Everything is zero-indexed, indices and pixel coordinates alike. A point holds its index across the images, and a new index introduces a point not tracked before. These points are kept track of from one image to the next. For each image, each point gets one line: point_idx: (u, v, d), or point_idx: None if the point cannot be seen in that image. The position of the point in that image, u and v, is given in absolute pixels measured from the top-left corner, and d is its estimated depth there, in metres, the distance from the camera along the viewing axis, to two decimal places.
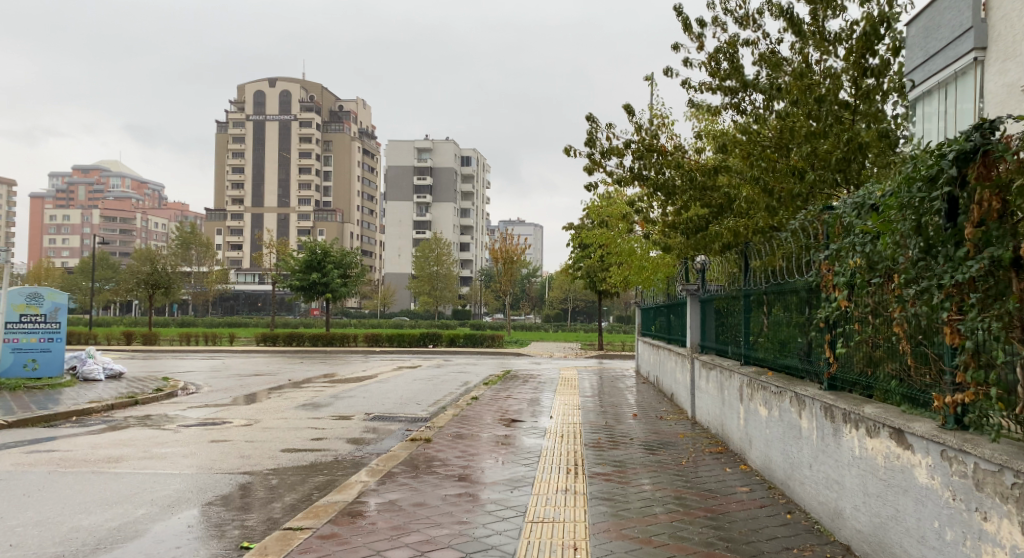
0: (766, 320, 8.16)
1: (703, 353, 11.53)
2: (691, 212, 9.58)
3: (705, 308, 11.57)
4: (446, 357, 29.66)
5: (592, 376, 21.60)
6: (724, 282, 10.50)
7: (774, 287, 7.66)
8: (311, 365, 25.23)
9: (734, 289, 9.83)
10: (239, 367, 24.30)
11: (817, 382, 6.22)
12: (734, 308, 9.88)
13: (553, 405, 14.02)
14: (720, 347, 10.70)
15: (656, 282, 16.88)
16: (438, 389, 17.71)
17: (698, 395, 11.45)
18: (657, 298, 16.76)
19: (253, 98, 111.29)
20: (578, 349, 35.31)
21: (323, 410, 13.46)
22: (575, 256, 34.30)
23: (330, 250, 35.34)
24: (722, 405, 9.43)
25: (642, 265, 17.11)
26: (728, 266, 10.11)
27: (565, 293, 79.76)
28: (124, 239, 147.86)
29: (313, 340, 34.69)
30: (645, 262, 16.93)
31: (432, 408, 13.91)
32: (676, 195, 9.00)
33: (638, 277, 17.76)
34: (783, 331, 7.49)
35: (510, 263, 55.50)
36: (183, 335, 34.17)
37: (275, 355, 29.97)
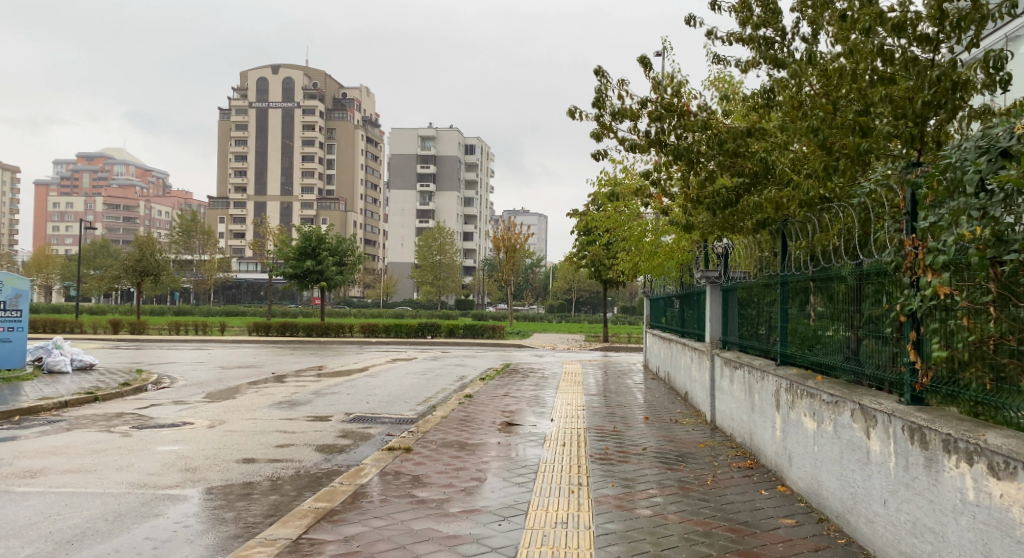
0: (810, 311, 6.83)
1: (724, 349, 10.18)
2: (720, 183, 7.97)
3: (727, 298, 10.21)
4: (445, 348, 28.38)
5: (598, 370, 20.28)
6: (753, 269, 9.16)
7: (824, 272, 6.33)
8: (301, 358, 23.94)
9: (766, 275, 8.47)
10: (224, 359, 23.01)
11: (893, 392, 4.86)
12: (765, 298, 8.52)
13: (555, 404, 12.68)
14: (745, 342, 9.36)
15: (669, 269, 15.56)
16: (430, 386, 16.40)
17: (719, 396, 10.10)
18: (670, 287, 15.40)
19: (255, 84, 109.73)
20: (582, 341, 34.01)
21: (300, 410, 12.15)
22: (580, 244, 32.93)
23: (325, 236, 33.97)
24: (752, 411, 8.08)
25: (654, 251, 15.78)
26: (758, 250, 8.77)
27: (570, 283, 78.45)
28: (126, 227, 146.84)
29: (308, 330, 33.43)
30: (656, 248, 15.60)
31: (421, 407, 12.60)
32: (702, 163, 7.62)
33: (648, 263, 16.39)
34: (836, 325, 6.17)
35: (513, 251, 54.11)
36: (172, 323, 32.88)
37: (267, 346, 28.72)
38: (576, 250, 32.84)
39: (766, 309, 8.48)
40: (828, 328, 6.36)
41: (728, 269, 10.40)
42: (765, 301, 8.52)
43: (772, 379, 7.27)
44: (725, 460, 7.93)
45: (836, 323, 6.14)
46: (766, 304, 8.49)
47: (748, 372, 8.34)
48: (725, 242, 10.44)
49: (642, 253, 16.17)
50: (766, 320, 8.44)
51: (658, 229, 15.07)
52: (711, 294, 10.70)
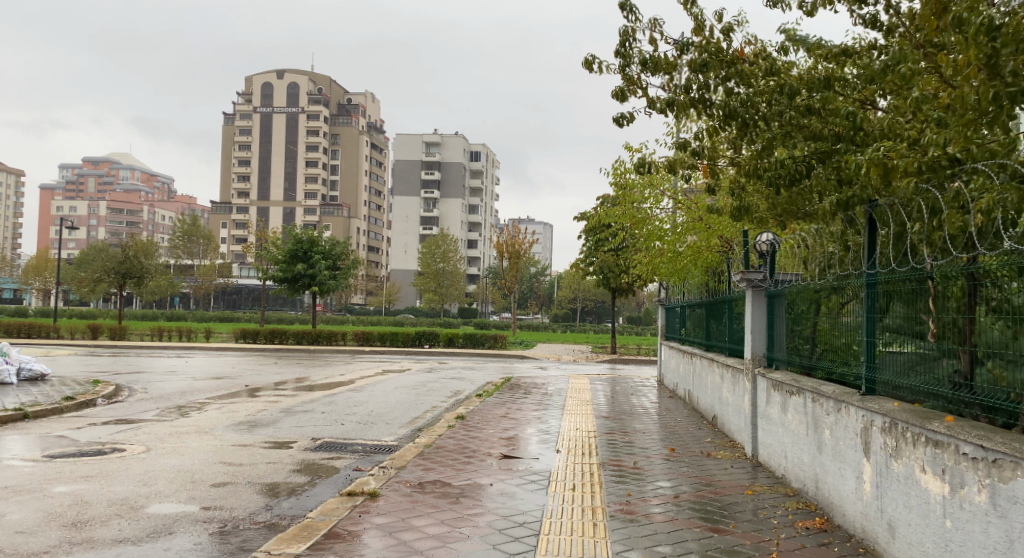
0: (905, 318, 5.10)
1: (770, 369, 8.37)
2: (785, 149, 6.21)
3: (775, 306, 8.41)
4: (442, 359, 26.52)
5: (607, 386, 18.48)
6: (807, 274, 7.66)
7: (941, 266, 4.63)
8: (286, 368, 22.15)
9: (833, 275, 6.70)
10: (201, 368, 21.20)
11: None
12: (829, 304, 6.76)
13: (559, 430, 10.84)
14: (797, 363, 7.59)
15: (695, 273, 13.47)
16: (419, 403, 14.54)
17: (763, 428, 8.25)
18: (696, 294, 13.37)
19: (259, 89, 108.27)
20: (589, 352, 32.09)
21: (259, 433, 10.29)
22: (587, 250, 31.04)
23: (318, 239, 32.21)
24: (819, 453, 6.26)
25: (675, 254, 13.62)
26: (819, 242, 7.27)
27: (575, 292, 76.66)
28: (129, 231, 145.67)
29: (298, 337, 31.66)
30: (678, 250, 13.45)
31: (404, 431, 10.77)
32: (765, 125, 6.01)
33: (666, 265, 14.35)
34: (946, 342, 4.60)
35: (517, 258, 52.33)
36: (155, 329, 31.08)
37: (252, 354, 26.93)
38: (583, 256, 30.95)
39: (822, 321, 6.96)
40: (921, 344, 4.90)
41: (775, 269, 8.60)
42: (822, 308, 6.99)
43: (857, 411, 5.41)
44: (785, 517, 6.05)
45: (945, 338, 4.61)
46: (823, 313, 6.96)
47: (812, 401, 6.49)
48: (770, 236, 8.59)
49: (662, 256, 14.09)
50: (826, 333, 6.90)
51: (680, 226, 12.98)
52: (750, 301, 8.85)
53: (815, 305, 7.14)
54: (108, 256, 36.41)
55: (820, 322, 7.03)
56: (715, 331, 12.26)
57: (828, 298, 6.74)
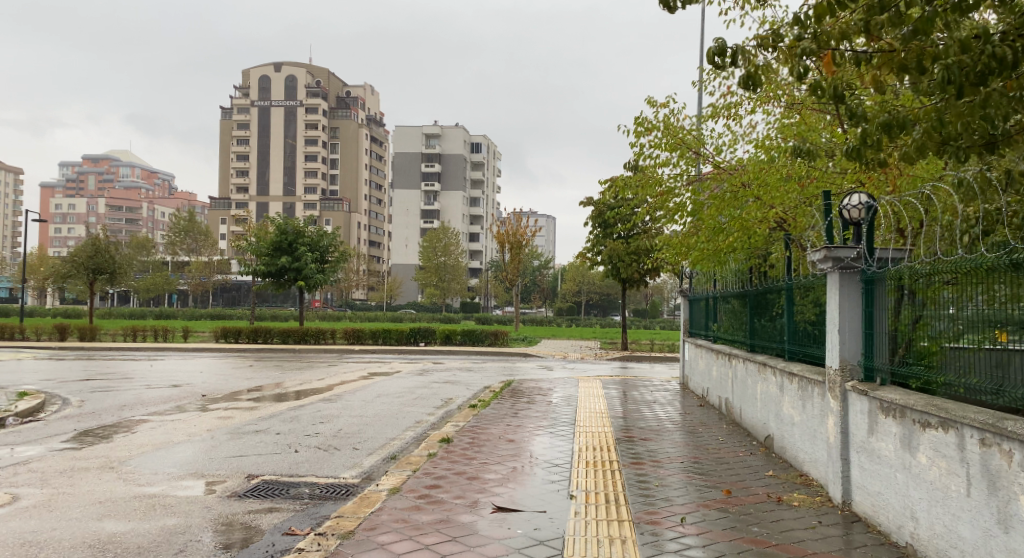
0: None
1: (864, 383, 6.14)
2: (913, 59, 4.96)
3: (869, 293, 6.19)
4: (437, 359, 24.14)
5: (621, 390, 16.05)
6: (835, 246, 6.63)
7: None
8: (262, 372, 19.76)
9: (941, 265, 5.14)
10: (163, 374, 18.80)
11: None
12: (935, 292, 5.26)
13: (574, 459, 8.49)
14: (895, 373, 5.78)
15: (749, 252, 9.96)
16: (402, 416, 12.18)
17: (862, 469, 5.89)
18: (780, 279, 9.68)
19: (257, 82, 105.78)
20: (597, 349, 29.69)
21: (181, 467, 7.88)
22: (593, 238, 28.55)
23: (303, 230, 29.80)
24: (1004, 534, 3.91)
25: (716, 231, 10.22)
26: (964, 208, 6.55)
27: (580, 284, 74.30)
28: (128, 229, 143.58)
29: (283, 336, 29.29)
30: (719, 227, 10.11)
31: (375, 463, 8.42)
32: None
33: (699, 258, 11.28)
34: None
35: (519, 248, 49.83)
36: (128, 329, 28.70)
37: (231, 355, 24.54)
38: (589, 245, 28.46)
39: (903, 317, 5.64)
40: None
41: (862, 239, 6.39)
42: (905, 299, 5.66)
43: None
44: None
45: None
46: (906, 304, 5.63)
47: (981, 446, 4.11)
48: (866, 196, 6.34)
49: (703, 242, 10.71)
50: (914, 328, 5.55)
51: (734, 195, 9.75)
52: (837, 287, 6.40)
53: (894, 292, 5.77)
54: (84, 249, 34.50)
55: (907, 316, 5.60)
56: (768, 328, 10.17)
57: (941, 282, 5.17)
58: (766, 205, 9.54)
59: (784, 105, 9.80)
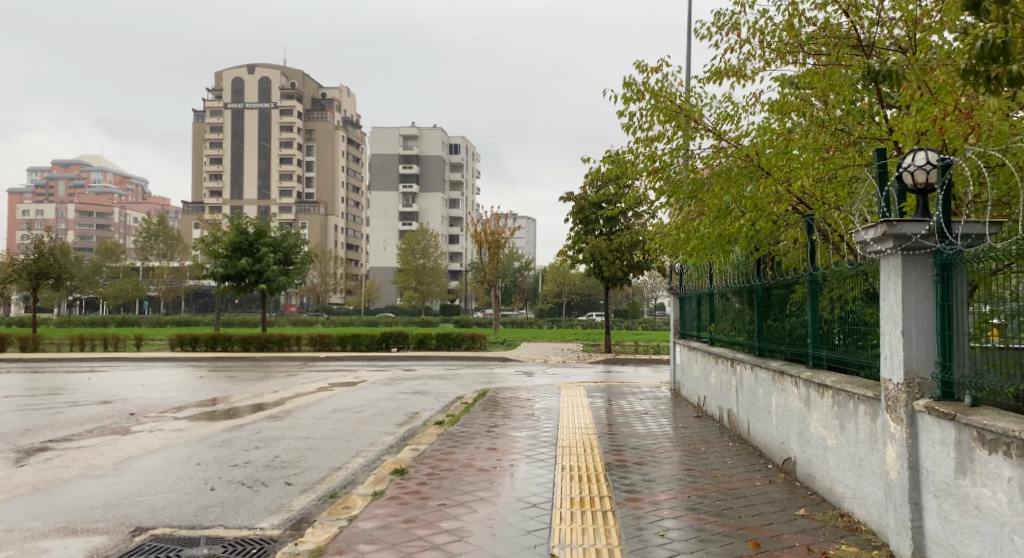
0: None
1: (936, 397, 4.65)
2: None
3: (937, 280, 4.73)
4: (408, 366, 22.40)
5: (608, 400, 14.45)
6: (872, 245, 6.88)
7: None
8: (210, 384, 17.92)
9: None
10: (99, 388, 16.90)
11: None
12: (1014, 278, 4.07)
13: (556, 496, 6.84)
14: (962, 385, 4.45)
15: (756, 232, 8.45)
16: (356, 436, 10.50)
17: (949, 518, 4.32)
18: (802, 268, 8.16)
19: (229, 83, 103.21)
20: (579, 351, 28.10)
21: (52, 516, 6.13)
22: (575, 235, 26.96)
23: (265, 229, 27.96)
24: None
25: (721, 212, 8.64)
26: None
27: (561, 286, 72.83)
28: (97, 234, 140.23)
29: (245, 343, 27.41)
30: (724, 207, 8.54)
31: (306, 504, 6.71)
32: None
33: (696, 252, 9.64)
34: None
35: (496, 247, 48.10)
36: (76, 337, 26.62)
37: (184, 365, 22.63)
38: (571, 242, 26.83)
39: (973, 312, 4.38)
40: None
41: (930, 210, 4.85)
42: (973, 289, 4.40)
43: None
44: None
45: None
46: (975, 296, 4.38)
47: None
48: (936, 154, 4.84)
49: (702, 227, 9.09)
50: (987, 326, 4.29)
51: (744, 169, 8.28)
52: (900, 274, 4.81)
53: (961, 282, 4.50)
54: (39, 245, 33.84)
55: (977, 311, 4.36)
56: (780, 328, 8.79)
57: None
58: (783, 181, 7.93)
59: (800, 65, 8.26)
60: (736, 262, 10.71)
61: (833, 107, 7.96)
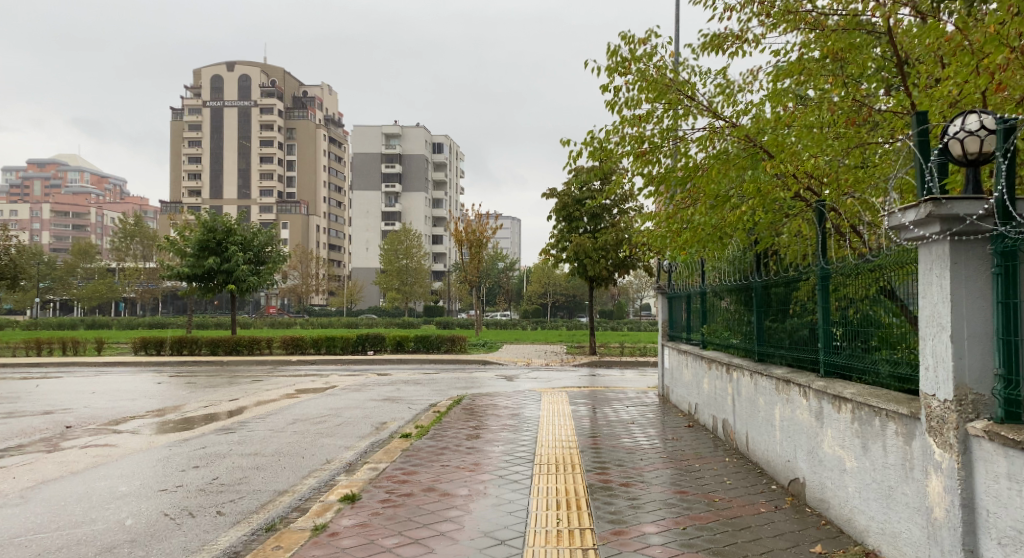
0: None
1: (1001, 417, 3.72)
2: None
3: (998, 273, 3.79)
4: (383, 370, 21.34)
5: (592, 406, 13.49)
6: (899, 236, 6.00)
7: None
8: (167, 391, 16.79)
9: None
10: (46, 397, 15.77)
11: None
12: None
13: (529, 527, 5.88)
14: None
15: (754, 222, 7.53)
16: (311, 451, 9.50)
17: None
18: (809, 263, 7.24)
19: (208, 82, 101.48)
20: (563, 354, 27.13)
21: None
22: (557, 233, 26.01)
23: (235, 227, 26.82)
24: None
25: (715, 200, 7.70)
26: None
27: (545, 287, 71.90)
28: (72, 235, 137.69)
29: (213, 347, 26.21)
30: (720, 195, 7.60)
31: (235, 539, 5.73)
32: None
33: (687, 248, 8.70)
34: None
35: (478, 246, 47.05)
36: (33, 341, 25.31)
37: (145, 370, 21.46)
38: (553, 241, 25.91)
39: None
40: None
41: (984, 188, 3.93)
42: None
43: None
44: None
45: None
46: None
47: None
48: (993, 118, 3.94)
49: (690, 218, 8.15)
50: None
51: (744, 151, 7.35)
52: (947, 266, 3.89)
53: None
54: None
55: None
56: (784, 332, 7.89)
57: None
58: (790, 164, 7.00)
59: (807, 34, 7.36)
60: (732, 259, 9.80)
61: (845, 81, 7.05)
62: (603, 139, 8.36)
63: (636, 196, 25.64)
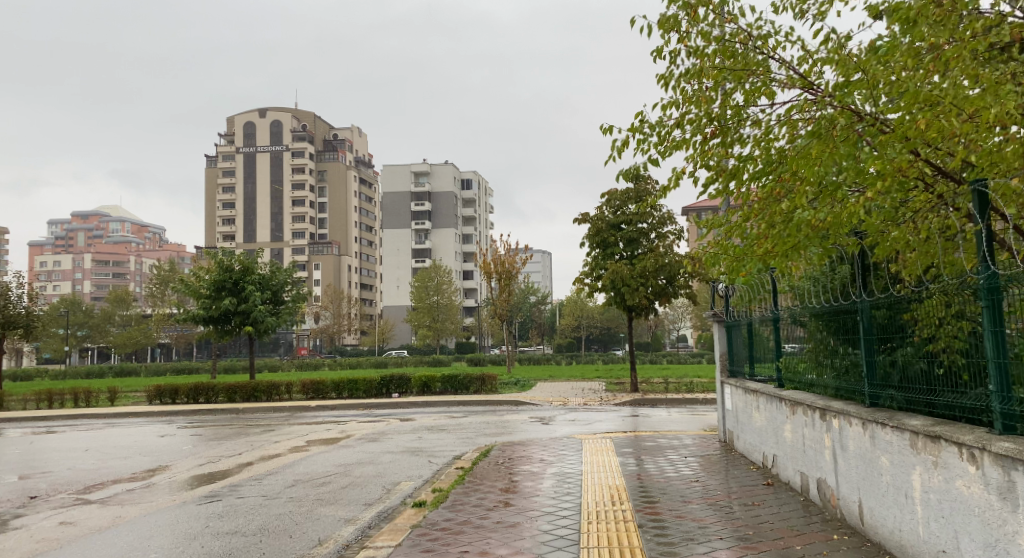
0: None
1: None
2: None
3: None
4: (408, 415, 19.57)
5: (642, 456, 11.51)
6: None
7: None
8: (167, 446, 15.12)
9: None
10: (34, 456, 14.23)
11: None
12: None
13: None
14: None
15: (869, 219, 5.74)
16: (304, 526, 7.69)
17: None
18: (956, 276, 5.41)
19: (240, 128, 102.27)
20: (602, 391, 25.07)
21: None
22: (591, 261, 24.20)
23: (252, 266, 25.48)
24: None
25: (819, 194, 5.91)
26: None
27: (579, 320, 69.80)
28: (110, 282, 138.84)
29: (230, 394, 24.66)
30: (822, 189, 5.81)
31: None
32: None
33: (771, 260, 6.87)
34: None
35: (507, 278, 45.38)
36: (42, 392, 23.96)
37: (152, 421, 19.87)
38: (587, 269, 24.09)
39: None
40: None
41: None
42: None
43: None
44: None
45: None
46: None
47: None
48: None
49: (779, 225, 6.36)
50: None
51: (857, 134, 5.58)
52: None
53: None
54: (21, 287, 32.78)
55: None
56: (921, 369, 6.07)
57: None
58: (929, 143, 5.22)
59: None
60: (821, 276, 8.02)
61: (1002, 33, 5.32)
62: (656, 124, 6.60)
63: (675, 218, 23.82)
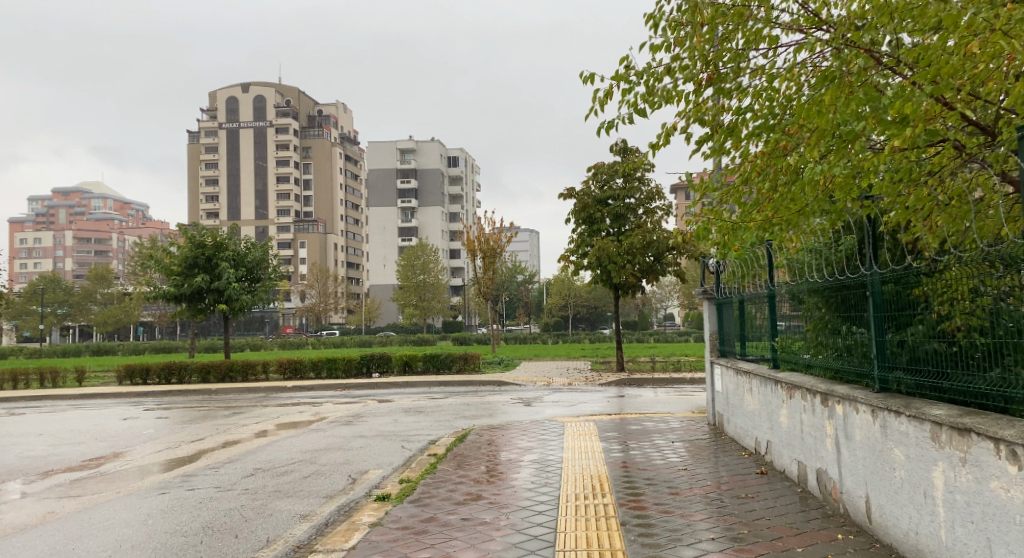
0: None
1: None
2: None
3: None
4: (386, 396, 18.84)
5: (628, 440, 10.85)
6: None
7: None
8: (127, 429, 14.29)
9: None
10: None
11: None
12: None
13: None
14: None
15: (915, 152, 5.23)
16: (254, 524, 6.96)
17: None
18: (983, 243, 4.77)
19: (223, 103, 100.36)
20: (588, 370, 24.45)
21: None
22: (577, 237, 23.47)
23: (225, 242, 24.60)
24: None
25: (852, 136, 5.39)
26: None
27: (567, 298, 69.11)
28: (91, 260, 136.65)
29: (204, 373, 23.84)
30: (848, 128, 5.27)
31: None
32: None
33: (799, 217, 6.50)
34: None
35: (493, 256, 44.56)
36: (6, 372, 23.00)
37: (118, 403, 19.04)
38: (573, 245, 23.36)
39: None
40: None
41: None
42: None
43: None
44: None
45: None
46: None
47: None
48: None
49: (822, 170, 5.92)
50: None
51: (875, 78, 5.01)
52: None
53: None
54: None
55: None
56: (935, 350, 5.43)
57: None
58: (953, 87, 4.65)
59: None
60: (821, 248, 7.38)
61: None
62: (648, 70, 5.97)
63: (663, 193, 23.12)
